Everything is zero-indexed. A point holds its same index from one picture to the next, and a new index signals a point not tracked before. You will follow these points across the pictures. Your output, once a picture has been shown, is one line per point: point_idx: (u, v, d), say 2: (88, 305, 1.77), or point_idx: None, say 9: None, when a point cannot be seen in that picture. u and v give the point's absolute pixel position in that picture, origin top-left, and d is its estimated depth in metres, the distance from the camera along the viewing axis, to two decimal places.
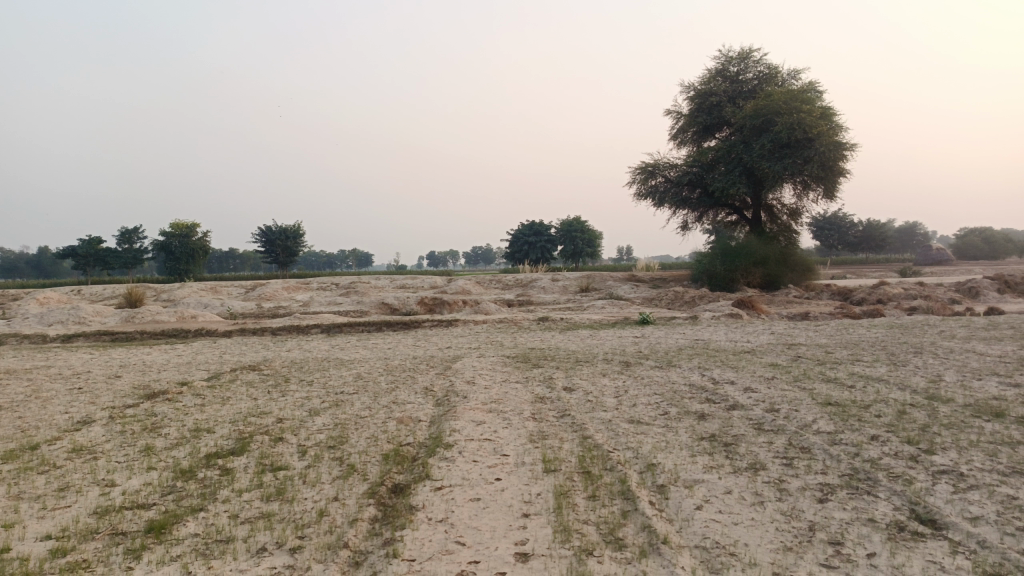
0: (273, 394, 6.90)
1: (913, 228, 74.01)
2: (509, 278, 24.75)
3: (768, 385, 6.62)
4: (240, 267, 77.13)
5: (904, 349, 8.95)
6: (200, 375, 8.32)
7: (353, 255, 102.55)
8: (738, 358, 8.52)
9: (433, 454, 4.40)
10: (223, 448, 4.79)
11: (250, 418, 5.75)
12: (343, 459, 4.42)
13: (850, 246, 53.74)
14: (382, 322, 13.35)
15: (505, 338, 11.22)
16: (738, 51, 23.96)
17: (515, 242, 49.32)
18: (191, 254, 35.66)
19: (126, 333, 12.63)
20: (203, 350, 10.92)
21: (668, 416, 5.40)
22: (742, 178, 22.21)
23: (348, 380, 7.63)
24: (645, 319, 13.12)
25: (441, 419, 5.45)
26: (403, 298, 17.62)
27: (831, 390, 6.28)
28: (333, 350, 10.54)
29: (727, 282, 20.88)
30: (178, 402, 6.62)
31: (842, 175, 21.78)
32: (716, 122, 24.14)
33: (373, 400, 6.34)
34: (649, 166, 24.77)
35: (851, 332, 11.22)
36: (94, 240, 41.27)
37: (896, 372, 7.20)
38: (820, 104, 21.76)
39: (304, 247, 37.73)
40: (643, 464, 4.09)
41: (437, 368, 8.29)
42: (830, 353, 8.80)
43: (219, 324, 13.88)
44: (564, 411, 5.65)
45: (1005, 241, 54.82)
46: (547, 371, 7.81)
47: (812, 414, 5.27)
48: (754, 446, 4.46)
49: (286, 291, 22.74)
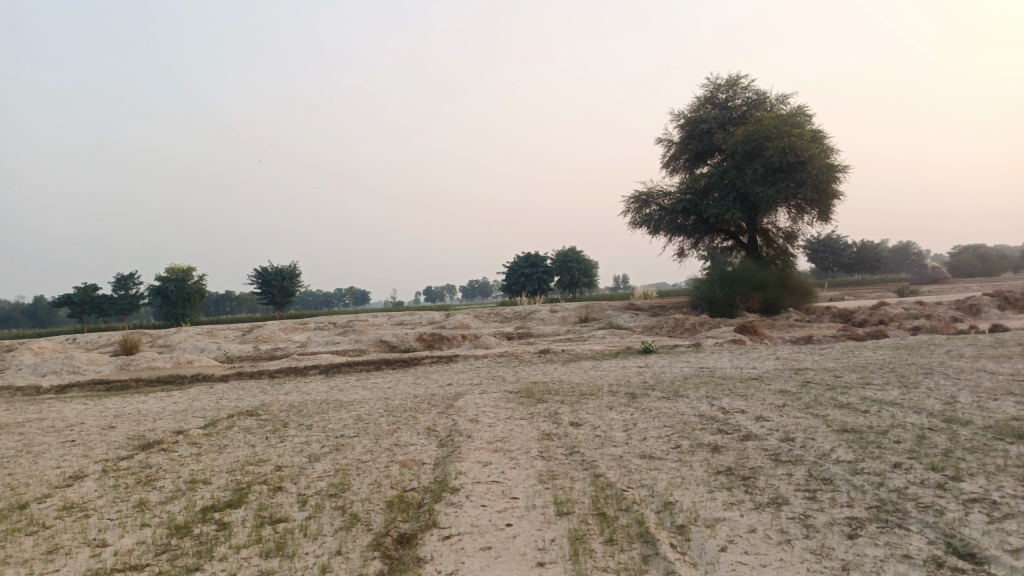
0: (271, 440, 6.70)
1: (908, 247, 74.29)
2: (508, 311, 24.61)
3: (780, 413, 6.45)
4: (236, 309, 76.92)
5: (914, 370, 8.78)
6: (196, 422, 8.12)
7: (350, 293, 102.48)
8: (746, 386, 8.34)
9: (439, 500, 4.22)
10: (220, 501, 4.60)
11: (248, 466, 5.55)
12: (345, 508, 4.23)
13: (846, 267, 53.84)
14: (381, 360, 13.16)
15: (506, 373, 11.04)
16: (727, 79, 24.19)
17: (511, 275, 49.30)
18: (188, 298, 35.50)
19: (121, 381, 12.42)
20: (199, 396, 10.71)
21: (681, 449, 5.23)
22: (736, 204, 22.23)
23: (348, 422, 7.43)
24: (648, 348, 12.95)
25: (445, 461, 5.26)
26: (401, 335, 17.44)
27: (846, 415, 6.10)
28: (332, 392, 10.35)
29: (726, 307, 20.74)
30: (173, 452, 6.43)
31: (836, 197, 21.81)
32: (708, 149, 24.26)
33: (375, 443, 6.15)
34: (643, 195, 24.82)
35: (857, 354, 11.06)
36: (90, 287, 41.14)
37: (909, 394, 7.03)
38: (810, 128, 21.89)
39: (300, 287, 37.63)
40: (659, 502, 3.91)
41: (439, 406, 8.10)
42: (839, 377, 8.64)
43: (215, 368, 13.69)
44: (572, 448, 5.47)
45: (999, 257, 54.99)
46: (552, 405, 7.62)
47: (829, 442, 5.10)
48: (773, 479, 4.28)
49: (283, 332, 22.54)
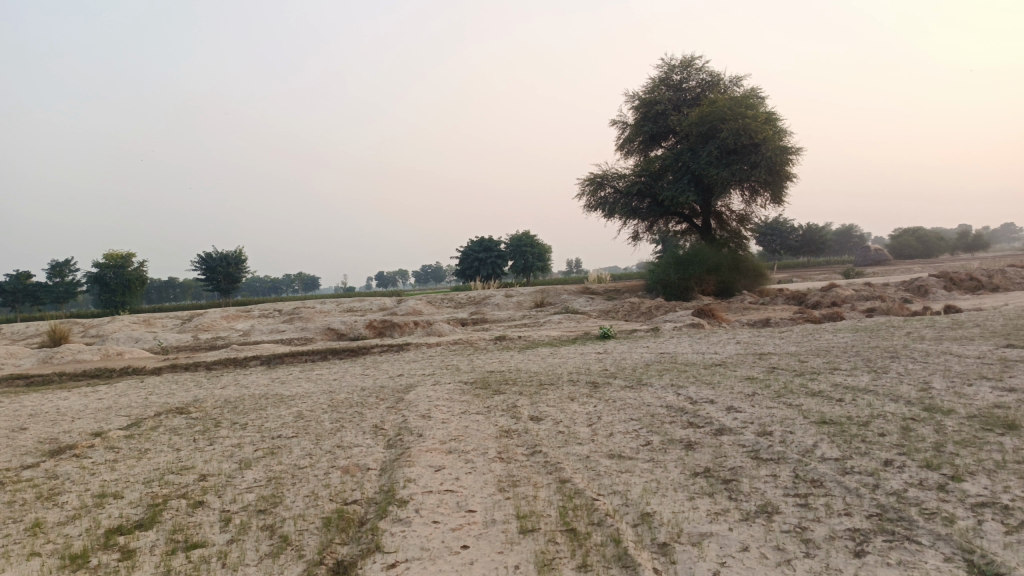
0: (199, 443, 6.02)
1: (850, 230, 76.12)
2: (461, 296, 24.03)
3: (751, 403, 6.07)
4: (181, 295, 74.54)
5: (879, 355, 8.55)
6: (118, 423, 7.37)
7: (299, 279, 100.52)
8: (712, 373, 7.96)
9: (385, 516, 3.68)
10: (127, 521, 3.95)
11: (168, 476, 4.90)
12: (274, 529, 3.65)
13: (793, 250, 54.76)
14: (327, 350, 12.46)
15: (460, 361, 10.49)
16: (681, 60, 23.90)
17: (465, 259, 48.64)
18: (128, 285, 33.91)
19: (43, 376, 11.48)
20: (128, 392, 9.89)
21: (651, 447, 4.79)
22: (691, 186, 22.02)
23: (287, 420, 6.78)
24: (606, 333, 12.58)
25: (393, 466, 4.71)
26: (350, 322, 16.72)
27: (822, 405, 5.75)
28: (274, 384, 9.66)
29: (681, 291, 20.56)
30: (85, 459, 5.70)
31: (788, 179, 21.82)
32: (662, 131, 23.98)
33: (315, 446, 5.55)
34: (598, 178, 24.43)
35: (818, 338, 10.86)
36: (22, 274, 38.99)
37: (881, 380, 6.76)
38: (764, 110, 21.78)
39: (247, 273, 36.33)
40: (636, 514, 3.44)
41: (387, 400, 7.53)
42: (805, 362, 8.35)
43: (148, 360, 12.79)
44: (533, 447, 4.97)
45: (937, 239, 56.59)
46: (509, 397, 7.12)
47: (810, 436, 4.73)
48: (758, 482, 3.85)
49: (225, 321, 21.54)
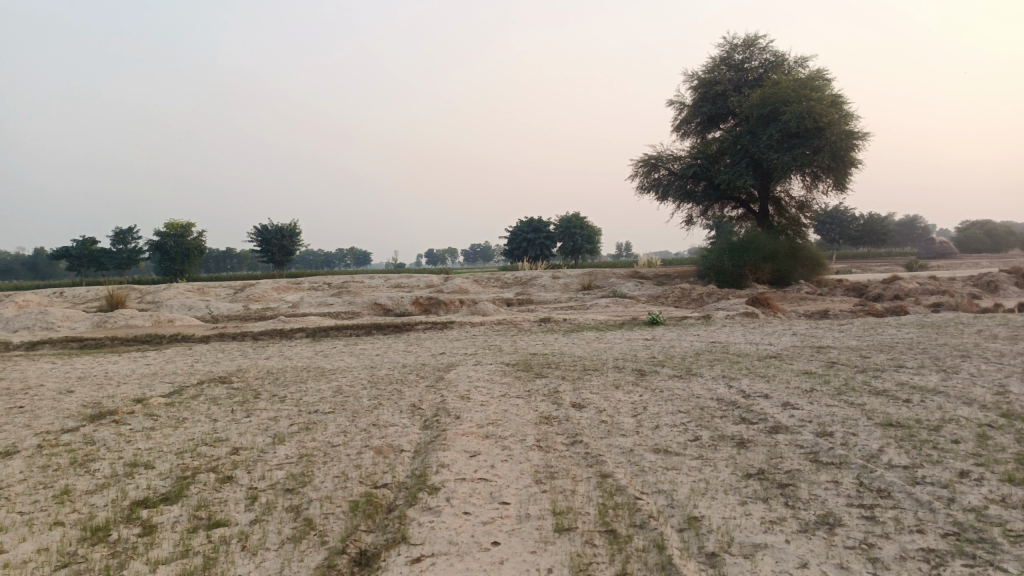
0: (236, 414, 5.95)
1: (914, 221, 73.29)
2: (508, 276, 23.83)
3: (808, 399, 5.70)
4: (238, 266, 76.43)
5: (949, 353, 8.01)
6: (161, 390, 7.40)
7: (351, 253, 101.98)
8: (766, 365, 7.57)
9: (414, 503, 3.49)
10: (153, 494, 3.86)
11: (201, 448, 4.82)
12: (299, 510, 3.50)
13: (852, 240, 52.95)
14: (372, 325, 12.41)
15: (504, 342, 10.28)
16: (743, 38, 22.99)
17: (514, 239, 48.41)
18: (187, 254, 34.74)
19: (97, 340, 11.72)
20: (174, 359, 9.98)
21: (701, 443, 4.48)
22: (749, 170, 21.27)
23: (325, 395, 6.68)
24: (655, 319, 12.22)
25: (427, 449, 4.52)
26: (397, 298, 16.72)
27: (887, 406, 5.35)
28: (316, 357, 9.63)
29: (735, 278, 19.95)
30: (123, 425, 5.69)
31: (853, 165, 20.86)
32: (721, 112, 23.19)
33: (350, 423, 5.41)
34: (652, 159, 23.77)
35: (881, 332, 10.30)
36: (88, 240, 40.30)
37: (952, 381, 6.29)
38: (830, 92, 20.84)
39: (300, 246, 36.80)
40: (682, 518, 3.18)
41: (427, 379, 7.38)
42: (867, 358, 7.88)
43: (198, 328, 12.95)
44: (574, 437, 4.73)
45: (1007, 233, 53.94)
46: (551, 382, 6.87)
47: (875, 440, 4.37)
48: (818, 489, 3.54)
49: (276, 292, 21.80)
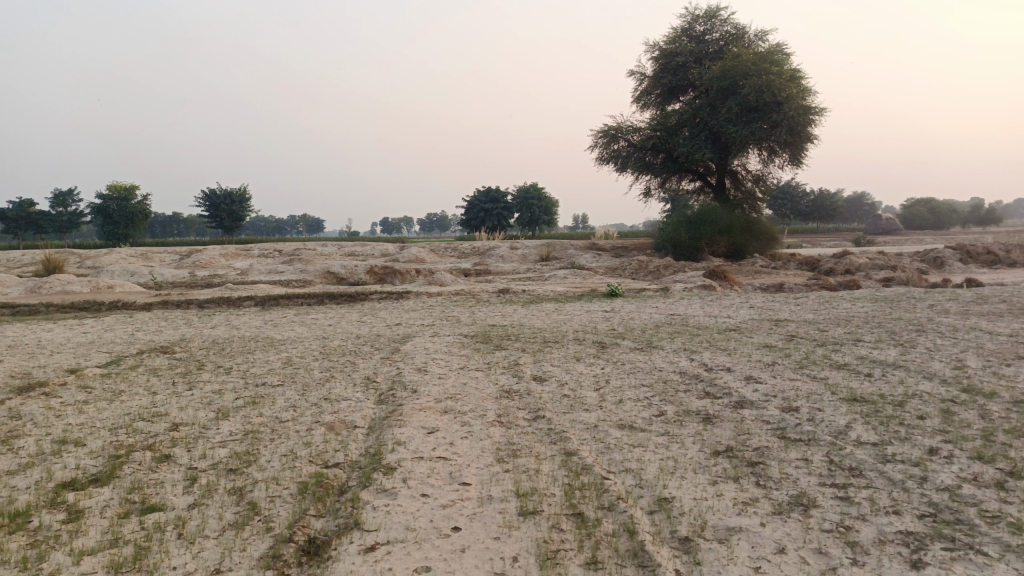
0: (177, 387, 5.61)
1: (861, 198, 75.05)
2: (465, 246, 23.51)
3: (771, 374, 5.63)
4: (185, 232, 74.23)
5: (904, 328, 8.06)
6: (97, 360, 6.98)
7: (304, 220, 99.99)
8: (726, 338, 7.50)
9: (368, 485, 3.26)
10: (81, 475, 3.55)
11: (137, 424, 4.49)
12: (242, 493, 3.25)
13: (802, 215, 53.96)
14: (324, 294, 12.04)
15: (461, 313, 10.04)
16: (705, 9, 22.82)
17: (471, 209, 47.93)
18: (131, 218, 33.42)
19: (30, 306, 11.09)
20: (113, 327, 9.48)
21: (667, 418, 4.35)
22: (707, 143, 21.26)
23: (274, 367, 6.37)
24: (614, 291, 12.13)
25: (382, 425, 4.29)
26: (350, 267, 16.30)
27: (849, 381, 5.31)
28: (266, 327, 9.25)
29: (691, 251, 20.05)
30: (53, 398, 5.30)
31: (809, 140, 21.01)
32: (681, 84, 23.09)
33: (300, 397, 5.13)
34: (611, 130, 23.58)
35: (836, 306, 10.38)
36: (25, 202, 38.50)
37: (910, 356, 6.30)
38: (789, 66, 20.88)
39: (250, 212, 35.71)
40: (651, 499, 3.03)
41: (382, 350, 7.11)
42: (825, 331, 7.89)
43: (140, 295, 12.37)
44: (536, 412, 4.55)
45: (949, 211, 55.62)
46: (511, 354, 6.69)
47: (842, 416, 4.30)
48: (789, 467, 3.44)
49: (224, 259, 21.10)
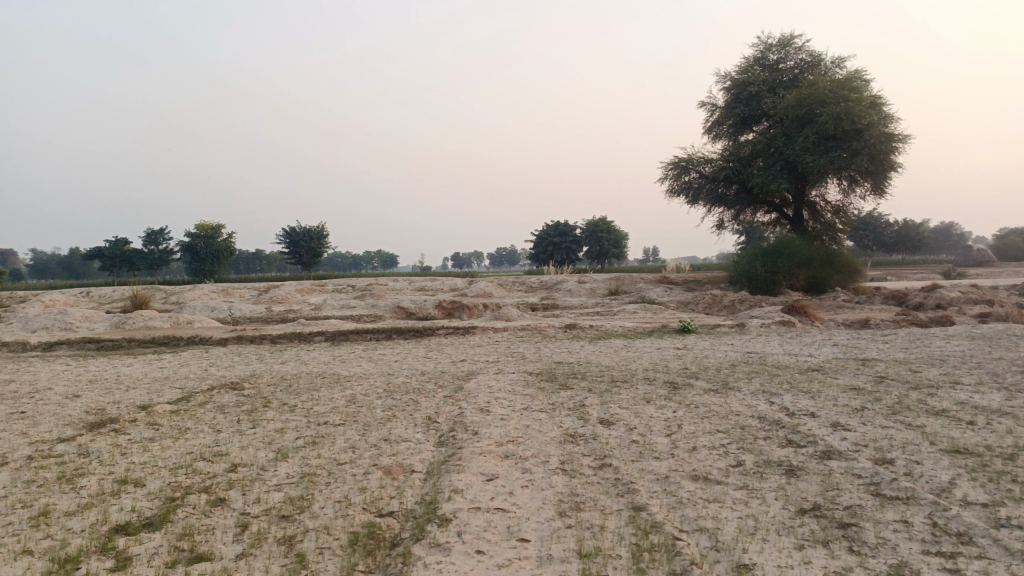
0: (241, 425, 5.60)
1: (949, 229, 71.53)
2: (533, 280, 23.39)
3: (860, 419, 5.19)
4: (267, 267, 77.04)
5: (1008, 368, 7.39)
6: (169, 396, 7.09)
7: (378, 256, 102.34)
8: (808, 379, 7.02)
9: (421, 538, 3.08)
10: (136, 518, 3.50)
11: (198, 464, 4.46)
12: (291, 543, 3.11)
13: (886, 247, 51.72)
14: (392, 330, 12.06)
15: (528, 349, 9.83)
16: (779, 38, 22.35)
17: (540, 244, 47.97)
18: (216, 255, 34.83)
19: (114, 341, 11.53)
20: (189, 362, 9.71)
21: (744, 470, 4.02)
22: (783, 173, 20.60)
23: (338, 405, 6.30)
24: (686, 327, 11.72)
25: (440, 471, 4.11)
26: (420, 302, 16.38)
27: (950, 429, 4.83)
28: (334, 363, 9.29)
29: (767, 285, 19.32)
30: (122, 435, 5.36)
31: (892, 168, 20.10)
32: (754, 114, 22.56)
33: (360, 437, 5.03)
34: (682, 161, 23.07)
35: (928, 344, 9.68)
36: (121, 241, 40.72)
37: (1019, 401, 5.72)
38: (870, 92, 20.13)
39: (327, 248, 36.69)
40: (728, 565, 2.73)
41: (446, 388, 6.97)
42: (918, 372, 7.32)
43: (216, 330, 12.69)
44: (603, 459, 4.28)
45: None
46: (577, 394, 6.44)
47: (945, 470, 3.87)
48: (886, 531, 3.07)
49: (299, 294, 21.63)
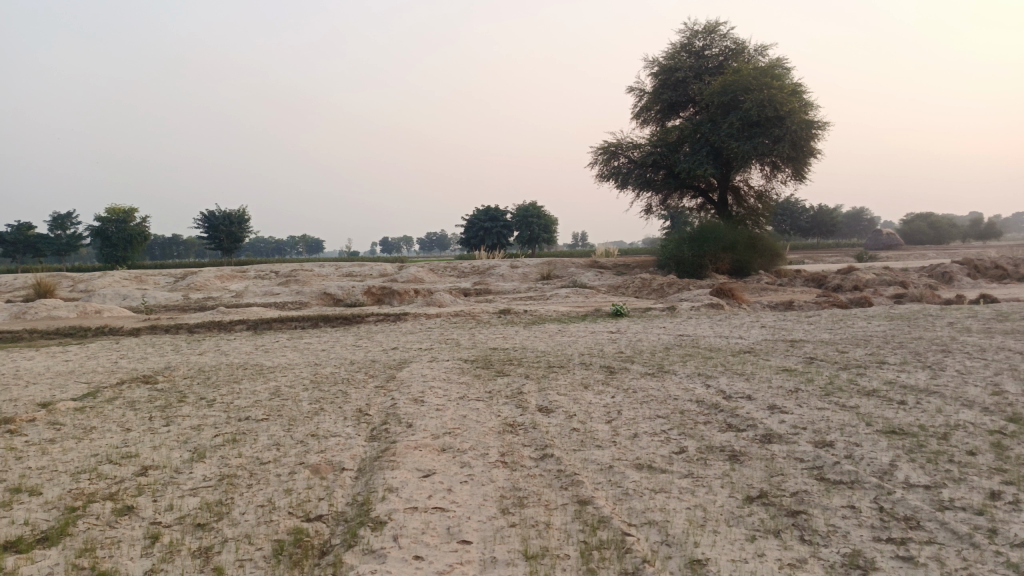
0: (154, 423, 5.18)
1: (861, 214, 75.01)
2: (464, 265, 23.13)
3: (796, 402, 5.20)
4: (185, 253, 73.98)
5: (927, 348, 7.63)
6: (73, 392, 6.54)
7: (305, 241, 99.80)
8: (742, 362, 7.06)
9: (353, 545, 2.84)
10: (28, 532, 3.12)
11: (103, 468, 4.07)
12: (209, 555, 2.82)
13: (802, 231, 53.79)
14: (319, 317, 11.61)
15: (461, 336, 9.60)
16: (705, 24, 22.63)
17: (470, 228, 47.68)
18: (130, 241, 33.08)
19: (13, 333, 10.68)
20: (97, 355, 9.06)
21: (688, 457, 3.92)
22: (709, 159, 20.96)
23: (261, 398, 5.93)
24: (619, 311, 11.73)
25: (373, 468, 3.86)
26: (348, 288, 15.90)
27: (882, 410, 4.88)
28: (256, 353, 8.83)
29: (694, 268, 19.66)
30: (17, 437, 4.87)
31: (812, 155, 20.72)
32: (681, 100, 22.83)
33: (285, 433, 4.71)
34: (612, 146, 23.27)
35: (851, 325, 9.97)
36: (23, 225, 38.22)
37: (942, 379, 5.87)
38: (791, 80, 20.64)
39: (249, 233, 35.38)
40: (682, 562, 2.61)
41: (376, 378, 6.67)
42: (845, 353, 7.47)
43: (127, 320, 11.94)
44: (544, 449, 4.13)
45: (949, 226, 55.43)
46: (514, 381, 6.26)
47: (884, 452, 3.87)
48: (835, 518, 3.01)
49: (220, 281, 20.72)
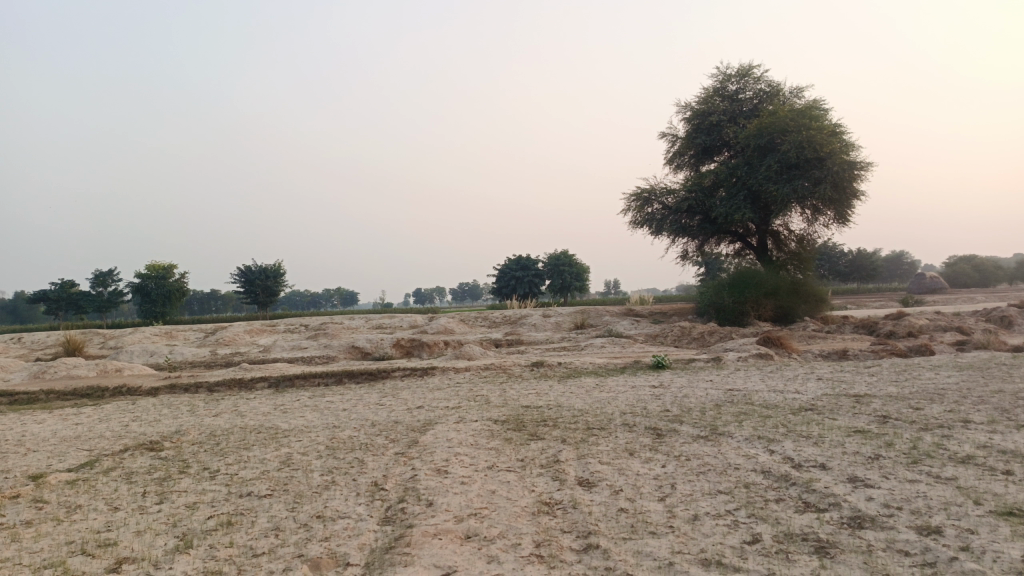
0: (147, 500, 4.61)
1: (900, 256, 73.24)
2: (496, 315, 22.56)
3: (882, 472, 4.44)
4: (222, 308, 74.83)
5: (1014, 403, 6.75)
6: (71, 461, 6.03)
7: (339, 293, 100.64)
8: (805, 422, 6.28)
9: None
10: None
11: (72, 561, 3.49)
12: None
13: (841, 275, 52.47)
14: (343, 373, 11.08)
15: (491, 392, 8.94)
16: (737, 69, 22.26)
17: (502, 277, 47.33)
18: (167, 296, 33.25)
19: (31, 394, 10.33)
20: (111, 417, 8.58)
21: (765, 548, 3.22)
22: (746, 203, 20.30)
23: (268, 468, 5.35)
24: (660, 362, 10.98)
25: (383, 563, 3.22)
26: (376, 340, 15.41)
27: (988, 483, 4.10)
28: (274, 414, 8.27)
29: (735, 315, 18.79)
30: None
31: (855, 197, 19.93)
32: (715, 144, 22.33)
33: (287, 515, 4.08)
34: (644, 193, 22.79)
35: (918, 376, 9.08)
36: (67, 283, 38.90)
37: None
38: (830, 122, 20.03)
39: (284, 287, 35.38)
40: None
41: (397, 443, 6.04)
42: (922, 410, 6.63)
43: (148, 378, 11.53)
44: (587, 538, 3.45)
45: (995, 268, 53.57)
46: (549, 447, 5.58)
47: (1012, 543, 3.12)
48: None
49: (249, 335, 20.43)
